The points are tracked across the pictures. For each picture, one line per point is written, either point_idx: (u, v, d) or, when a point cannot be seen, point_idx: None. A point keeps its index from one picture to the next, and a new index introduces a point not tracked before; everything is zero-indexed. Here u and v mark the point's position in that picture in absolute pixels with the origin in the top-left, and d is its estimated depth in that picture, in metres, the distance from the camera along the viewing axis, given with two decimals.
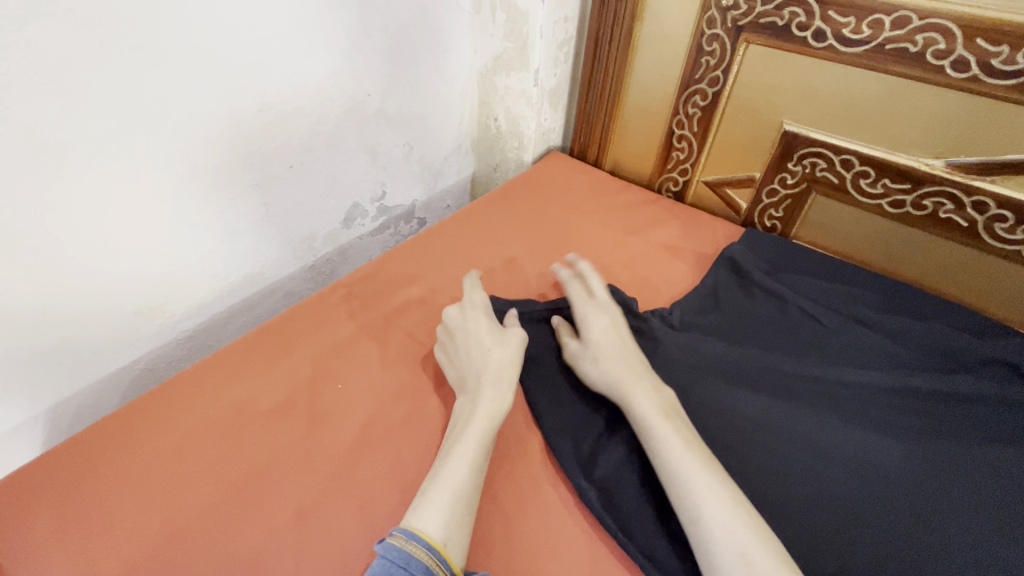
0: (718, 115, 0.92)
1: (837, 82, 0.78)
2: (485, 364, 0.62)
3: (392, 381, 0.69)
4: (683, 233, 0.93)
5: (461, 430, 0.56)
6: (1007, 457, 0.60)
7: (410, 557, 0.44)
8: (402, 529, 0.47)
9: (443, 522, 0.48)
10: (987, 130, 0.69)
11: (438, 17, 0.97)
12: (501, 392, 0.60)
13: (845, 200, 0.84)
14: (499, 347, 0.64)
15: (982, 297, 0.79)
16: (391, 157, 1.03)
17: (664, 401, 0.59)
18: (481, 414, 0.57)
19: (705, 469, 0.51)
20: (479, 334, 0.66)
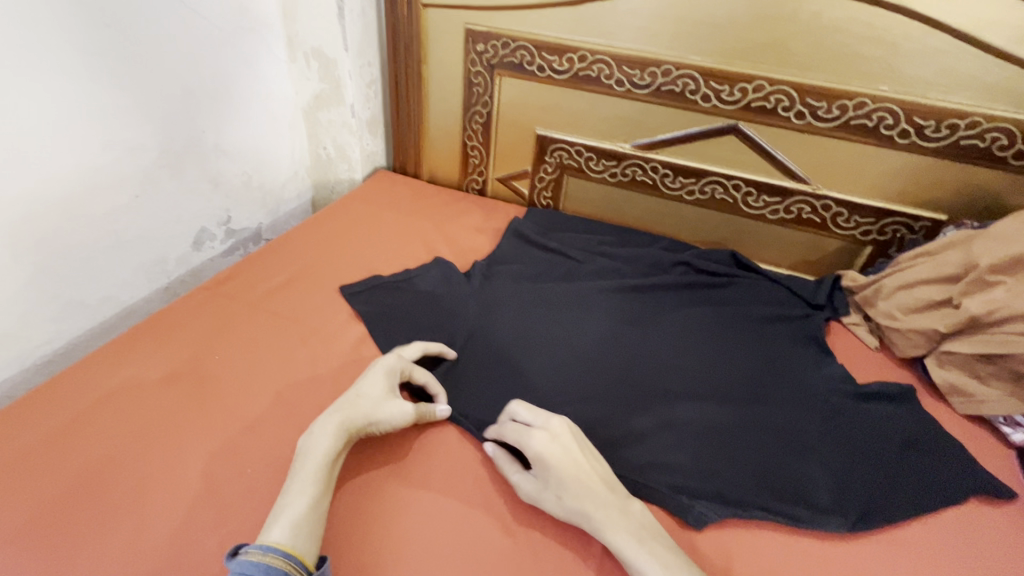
0: (495, 127, 1.24)
1: (561, 98, 1.14)
2: (354, 406, 0.67)
3: (262, 347, 0.85)
4: (485, 217, 1.23)
5: (304, 460, 0.61)
6: (678, 309, 0.97)
7: (268, 567, 0.50)
8: (260, 544, 0.52)
9: (295, 535, 0.54)
10: (646, 121, 1.10)
11: (260, 66, 1.17)
12: (346, 420, 0.65)
13: (585, 177, 1.21)
14: (380, 399, 0.69)
15: (676, 230, 1.20)
16: (232, 185, 1.18)
17: (641, 524, 0.59)
18: (326, 442, 0.62)
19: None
20: (373, 384, 0.70)
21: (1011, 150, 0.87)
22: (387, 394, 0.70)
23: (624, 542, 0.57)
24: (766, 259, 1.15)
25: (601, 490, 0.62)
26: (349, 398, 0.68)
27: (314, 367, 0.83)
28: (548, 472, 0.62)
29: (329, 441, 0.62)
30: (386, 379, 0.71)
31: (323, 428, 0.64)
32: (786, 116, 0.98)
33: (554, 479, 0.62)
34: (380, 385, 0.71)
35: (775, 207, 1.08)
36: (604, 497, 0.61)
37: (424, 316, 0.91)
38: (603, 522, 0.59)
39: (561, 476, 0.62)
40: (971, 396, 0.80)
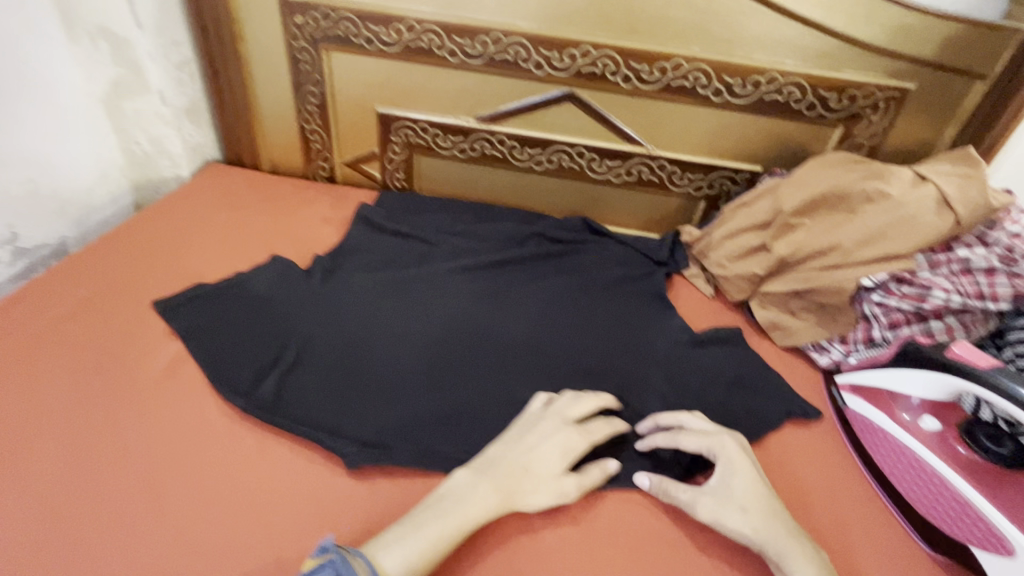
0: (332, 108, 1.15)
1: (396, 72, 1.07)
2: (518, 479, 0.61)
3: (49, 384, 0.72)
4: (333, 206, 1.15)
5: (442, 511, 0.57)
6: (530, 283, 0.97)
7: None
8: (368, 558, 0.51)
9: (402, 570, 0.51)
10: (486, 92, 1.06)
11: (31, 48, 0.96)
12: (493, 495, 0.59)
13: (435, 155, 1.17)
14: (542, 480, 0.62)
15: (531, 201, 1.19)
16: (8, 195, 0.98)
17: (817, 568, 0.56)
18: (472, 507, 0.57)
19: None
20: (545, 457, 0.63)
21: (805, 101, 0.95)
22: (554, 476, 0.62)
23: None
24: (618, 223, 1.19)
25: (776, 508, 0.61)
26: (518, 462, 0.62)
27: (116, 397, 0.71)
28: (736, 483, 0.61)
29: (481, 509, 0.58)
30: (560, 457, 0.64)
31: (480, 490, 0.59)
32: (614, 80, 0.99)
33: (737, 494, 0.61)
34: (555, 459, 0.63)
35: (618, 171, 1.10)
36: (770, 528, 0.58)
37: (254, 323, 0.83)
38: (785, 550, 0.57)
39: (741, 492, 0.61)
40: (786, 330, 0.88)
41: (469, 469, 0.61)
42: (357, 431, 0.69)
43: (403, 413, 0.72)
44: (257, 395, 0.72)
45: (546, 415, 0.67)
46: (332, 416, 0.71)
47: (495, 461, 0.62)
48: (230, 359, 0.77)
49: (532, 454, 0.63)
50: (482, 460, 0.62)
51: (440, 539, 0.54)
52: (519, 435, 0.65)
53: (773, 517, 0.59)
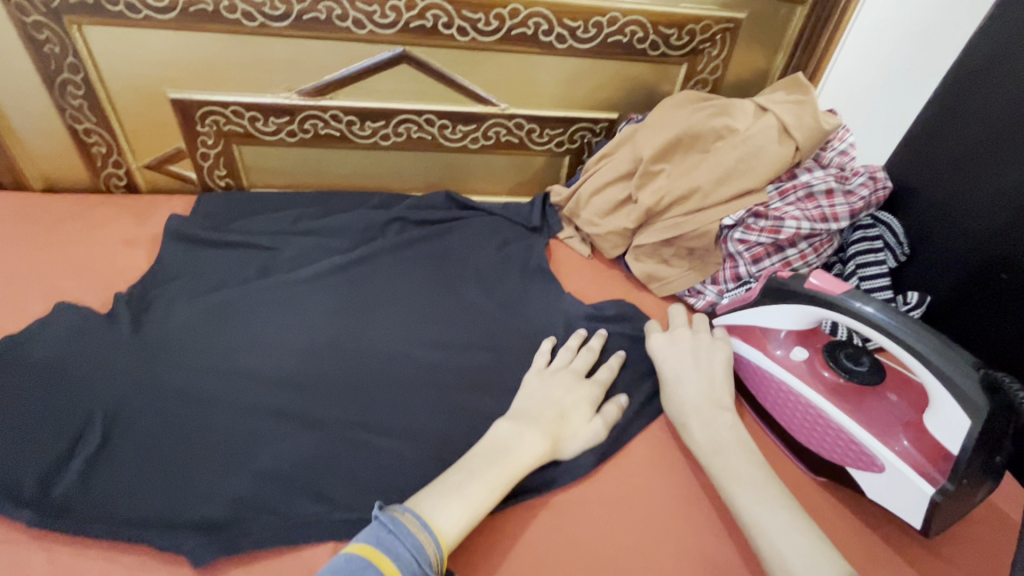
0: (106, 99, 0.91)
1: (182, 46, 0.86)
2: (554, 424, 0.65)
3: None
4: (137, 222, 0.93)
5: (495, 459, 0.60)
6: (396, 278, 0.86)
7: (418, 542, 0.50)
8: (416, 513, 0.53)
9: (460, 525, 0.54)
10: (304, 61, 0.90)
11: None
12: (545, 440, 0.63)
13: (259, 142, 0.98)
14: (575, 428, 0.66)
15: (387, 182, 1.06)
16: None
17: (721, 436, 0.64)
18: (521, 454, 0.61)
19: (764, 502, 0.57)
20: (575, 401, 0.69)
21: (648, 41, 0.92)
22: (584, 421, 0.67)
23: (703, 448, 0.64)
24: (486, 190, 1.10)
25: (714, 395, 0.68)
26: (552, 412, 0.67)
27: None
28: (674, 368, 0.71)
29: (528, 455, 0.61)
30: (589, 403, 0.69)
31: (529, 438, 0.62)
32: (449, 34, 0.88)
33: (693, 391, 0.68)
34: (583, 399, 0.69)
35: (474, 135, 1.01)
36: (698, 405, 0.67)
37: (37, 400, 0.63)
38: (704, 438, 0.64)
39: (679, 377, 0.70)
40: (663, 280, 0.88)
41: (508, 419, 0.65)
42: (202, 516, 0.56)
43: (259, 470, 0.60)
44: (53, 501, 0.55)
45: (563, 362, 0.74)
46: (164, 504, 0.57)
47: (534, 404, 0.68)
48: (5, 457, 0.58)
49: (565, 388, 0.70)
50: (520, 410, 0.66)
51: (491, 490, 0.57)
52: (547, 380, 0.71)
53: (714, 390, 0.68)
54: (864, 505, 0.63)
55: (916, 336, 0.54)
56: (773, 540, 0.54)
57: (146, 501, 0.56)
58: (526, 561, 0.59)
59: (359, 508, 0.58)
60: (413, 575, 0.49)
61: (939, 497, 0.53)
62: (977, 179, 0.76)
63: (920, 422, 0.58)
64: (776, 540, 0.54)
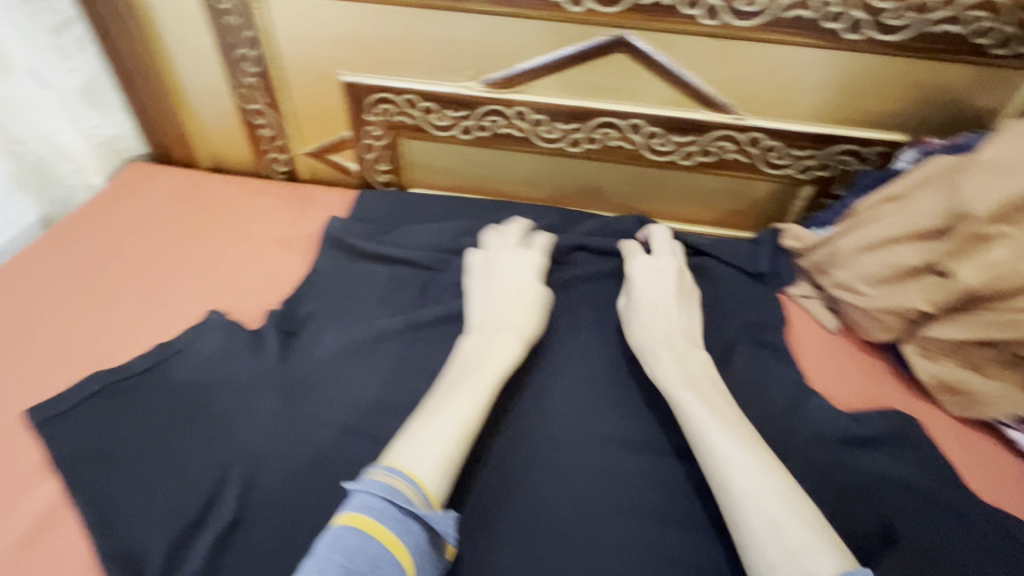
0: (278, 79, 0.81)
1: (363, 21, 0.73)
2: (510, 308, 0.64)
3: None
4: (294, 217, 0.84)
5: (473, 362, 0.58)
6: (580, 333, 0.68)
7: (392, 489, 0.45)
8: (385, 468, 0.47)
9: (443, 471, 0.48)
10: (498, 44, 0.72)
11: None
12: (520, 349, 0.60)
13: (429, 138, 0.84)
14: (525, 302, 0.65)
15: (564, 194, 0.87)
16: None
17: (690, 370, 0.59)
18: (503, 352, 0.59)
19: (732, 435, 0.51)
20: (518, 275, 0.67)
21: (994, 33, 0.61)
22: (531, 288, 0.67)
23: (671, 381, 0.58)
24: (684, 217, 0.87)
25: (673, 331, 0.63)
26: (507, 301, 0.65)
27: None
28: (653, 295, 0.66)
29: (507, 355, 0.59)
30: (536, 278, 0.68)
31: (502, 342, 0.60)
32: (691, 15, 0.65)
33: (664, 326, 0.64)
34: (534, 277, 0.68)
35: (689, 149, 0.78)
36: (668, 335, 0.63)
37: (176, 439, 0.55)
38: (661, 365, 0.60)
39: (650, 299, 0.66)
40: (968, 394, 0.60)
41: (468, 337, 0.62)
42: None
43: None
44: None
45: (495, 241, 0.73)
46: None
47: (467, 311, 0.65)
48: (135, 516, 0.50)
49: (495, 266, 0.68)
50: (484, 318, 0.63)
51: (479, 393, 0.54)
52: (488, 283, 0.67)
53: (688, 323, 0.65)
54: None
55: None
56: (733, 469, 0.48)
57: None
58: None
59: None
60: (398, 523, 0.43)
61: None
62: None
63: None
64: (734, 468, 0.48)
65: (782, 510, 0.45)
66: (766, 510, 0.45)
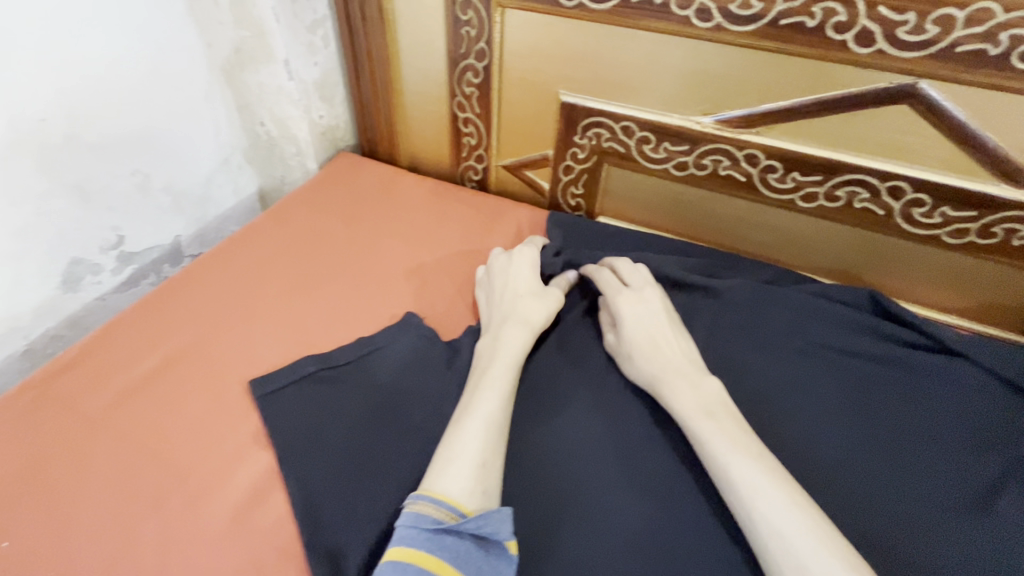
0: (497, 91, 0.81)
1: (600, 43, 0.70)
2: (515, 306, 0.64)
3: (101, 491, 0.52)
4: (486, 228, 0.84)
5: (486, 364, 0.57)
6: (800, 420, 0.58)
7: (416, 514, 0.44)
8: (411, 496, 0.46)
9: (473, 485, 0.46)
10: (747, 80, 0.65)
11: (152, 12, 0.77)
12: (528, 334, 0.61)
13: (637, 168, 0.78)
14: (524, 296, 0.65)
15: (776, 251, 0.77)
16: (158, 197, 0.88)
17: (706, 400, 0.53)
18: (512, 347, 0.59)
19: (761, 473, 0.45)
20: (517, 275, 0.68)
21: None
22: (529, 288, 0.66)
23: (685, 409, 0.52)
24: (925, 302, 0.73)
25: (678, 359, 0.57)
26: (510, 300, 0.65)
27: (168, 546, 0.49)
28: (637, 332, 0.60)
29: (517, 343, 0.59)
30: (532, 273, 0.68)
31: (512, 334, 0.60)
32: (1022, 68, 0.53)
33: (667, 347, 0.58)
34: (525, 280, 0.67)
35: (961, 226, 0.64)
36: (672, 364, 0.57)
37: (374, 441, 0.55)
38: (670, 385, 0.54)
39: (642, 332, 0.60)
40: None
41: (490, 330, 0.63)
42: None
43: None
44: None
45: (498, 257, 0.71)
46: None
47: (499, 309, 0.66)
48: (338, 513, 0.50)
49: (502, 270, 0.69)
50: (495, 321, 0.64)
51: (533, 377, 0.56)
52: (485, 294, 0.68)
53: (688, 347, 0.60)
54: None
55: None
56: (765, 511, 0.43)
57: None
58: None
59: None
60: (429, 544, 0.42)
61: None
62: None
63: None
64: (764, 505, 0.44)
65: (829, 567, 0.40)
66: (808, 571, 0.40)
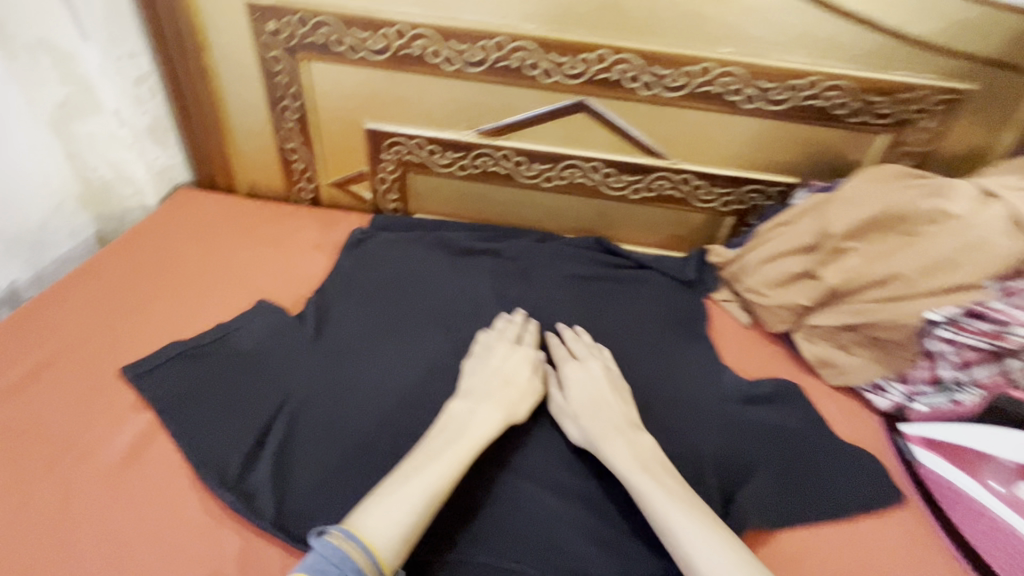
0: (314, 124, 1.02)
1: (385, 84, 0.95)
2: (507, 393, 0.70)
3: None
4: (322, 232, 1.03)
5: (450, 436, 0.64)
6: (552, 319, 0.87)
7: (344, 555, 0.50)
8: (343, 528, 0.52)
9: (398, 543, 0.53)
10: (489, 103, 0.95)
11: None
12: (497, 415, 0.67)
13: (432, 172, 1.05)
14: (525, 392, 0.71)
15: (540, 220, 1.08)
16: None
17: (643, 455, 0.64)
18: (477, 429, 0.65)
19: (688, 516, 0.56)
20: (513, 369, 0.74)
21: (849, 108, 0.85)
22: (528, 383, 0.73)
23: (624, 463, 0.62)
24: (636, 240, 1.08)
25: (619, 418, 0.68)
26: (498, 379, 0.72)
27: (68, 494, 0.60)
28: (581, 392, 0.71)
29: (485, 428, 0.65)
30: (530, 370, 0.74)
31: (482, 413, 0.66)
32: (633, 87, 0.88)
33: (612, 416, 0.68)
34: (529, 373, 0.74)
35: (636, 186, 1.00)
36: (616, 420, 0.68)
37: (240, 386, 0.72)
38: (612, 445, 0.64)
39: (585, 390, 0.71)
40: (838, 368, 0.79)
41: (455, 403, 0.68)
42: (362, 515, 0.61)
43: None
44: (246, 489, 0.61)
45: (492, 343, 0.77)
46: (336, 510, 0.61)
47: (460, 392, 0.70)
48: (214, 436, 0.66)
49: (507, 356, 0.75)
50: (469, 390, 0.70)
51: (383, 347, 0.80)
52: (470, 369, 0.74)
53: (627, 410, 0.70)
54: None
55: None
56: (694, 549, 0.54)
57: (329, 498, 0.62)
58: None
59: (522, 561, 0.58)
60: None
61: None
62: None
63: None
64: (704, 553, 0.53)
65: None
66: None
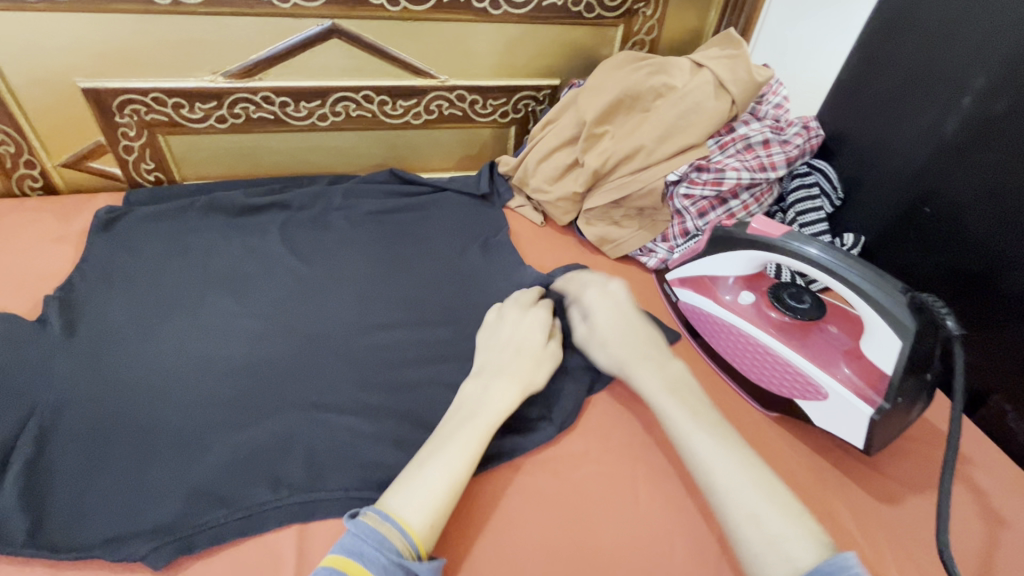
0: (8, 93, 0.83)
1: (87, 31, 0.80)
2: (523, 367, 0.63)
3: None
4: (61, 222, 0.86)
5: (464, 416, 0.58)
6: (351, 255, 0.84)
7: (383, 537, 0.46)
8: (377, 509, 0.49)
9: (429, 521, 0.49)
10: (227, 40, 0.85)
11: None
12: (512, 390, 0.60)
13: (187, 131, 0.92)
14: (540, 360, 0.64)
15: (329, 164, 1.03)
16: None
17: (670, 375, 0.61)
18: (495, 400, 0.59)
19: (719, 445, 0.53)
20: (530, 333, 0.66)
21: (583, 3, 0.93)
22: (544, 354, 0.65)
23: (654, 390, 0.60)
24: (433, 166, 1.08)
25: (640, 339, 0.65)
26: (510, 352, 0.64)
27: None
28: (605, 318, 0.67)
29: (501, 405, 0.59)
30: (545, 338, 0.66)
31: (497, 389, 0.60)
32: (378, 3, 0.85)
33: (640, 339, 0.65)
34: (540, 338, 0.66)
35: (415, 110, 0.99)
36: (636, 343, 0.64)
37: None
38: (653, 387, 0.60)
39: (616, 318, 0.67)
40: (615, 241, 0.89)
41: (474, 378, 0.63)
42: (151, 495, 0.55)
43: (214, 462, 0.58)
44: None
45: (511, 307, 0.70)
46: (117, 503, 0.54)
47: (478, 365, 0.65)
48: None
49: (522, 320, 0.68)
50: (484, 365, 0.64)
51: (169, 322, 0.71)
52: (491, 337, 0.67)
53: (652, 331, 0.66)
54: (832, 449, 0.66)
55: (852, 268, 0.57)
56: (719, 477, 0.51)
57: (108, 492, 0.55)
58: (501, 530, 0.56)
59: (340, 484, 0.57)
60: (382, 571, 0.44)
61: (878, 416, 0.57)
62: (918, 116, 0.75)
63: (857, 348, 0.61)
64: (722, 475, 0.51)
65: (742, 478, 0.50)
66: (741, 502, 0.49)
